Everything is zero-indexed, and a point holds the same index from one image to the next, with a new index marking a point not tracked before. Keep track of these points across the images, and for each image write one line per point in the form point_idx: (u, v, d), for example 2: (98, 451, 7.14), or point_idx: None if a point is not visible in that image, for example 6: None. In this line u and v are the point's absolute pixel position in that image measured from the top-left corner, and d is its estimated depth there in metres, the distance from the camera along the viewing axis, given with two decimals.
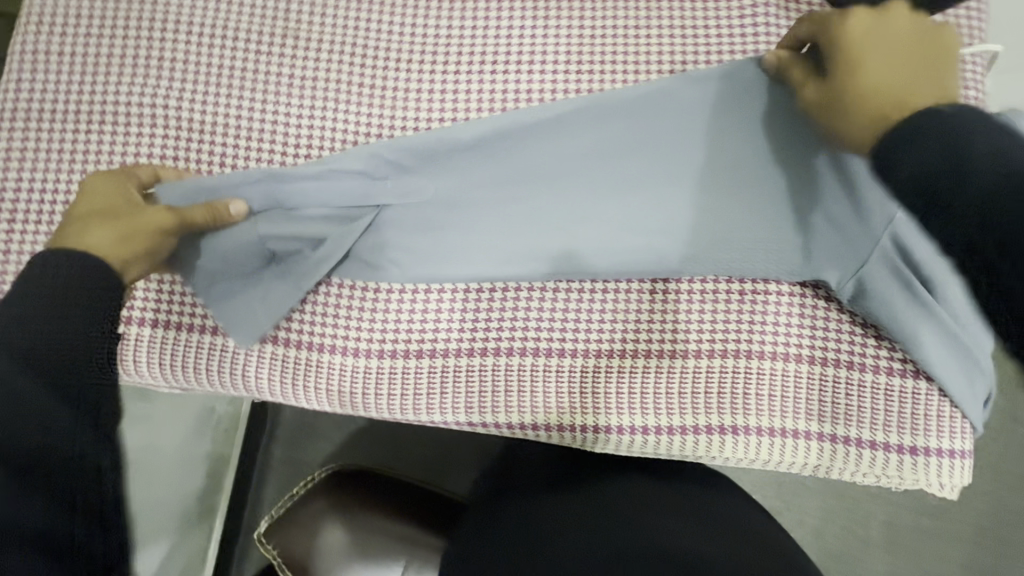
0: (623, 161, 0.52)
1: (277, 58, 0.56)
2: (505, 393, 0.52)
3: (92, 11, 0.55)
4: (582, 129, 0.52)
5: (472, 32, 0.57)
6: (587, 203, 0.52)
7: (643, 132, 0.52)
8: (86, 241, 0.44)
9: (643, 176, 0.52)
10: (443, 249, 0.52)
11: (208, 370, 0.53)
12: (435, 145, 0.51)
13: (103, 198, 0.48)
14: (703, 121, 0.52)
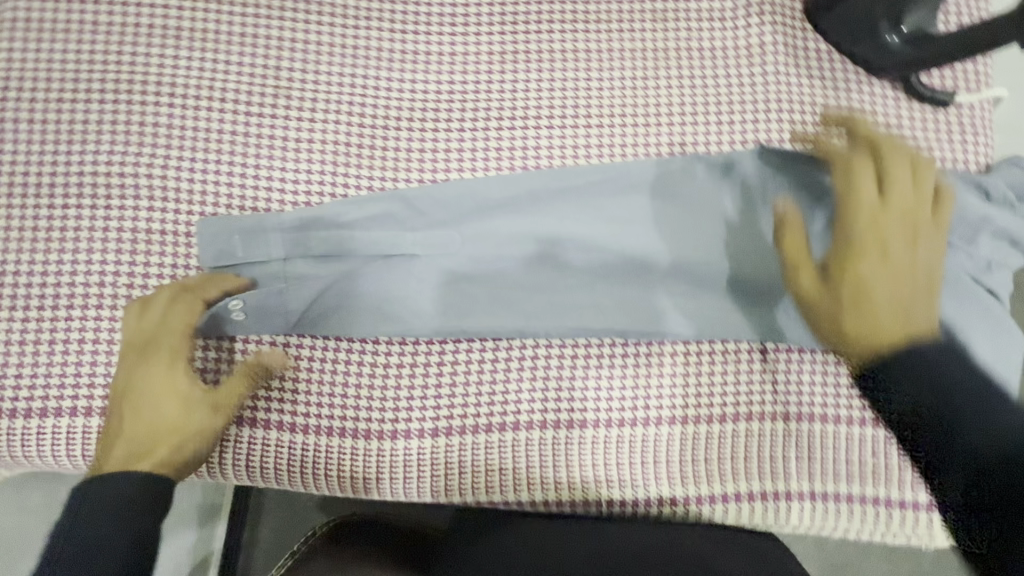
0: (638, 224, 0.51)
1: (267, 121, 0.52)
2: (526, 468, 0.51)
3: (63, 76, 0.51)
4: (600, 188, 0.51)
5: (472, 88, 0.54)
6: (598, 268, 0.51)
7: (660, 192, 0.51)
8: (144, 445, 0.44)
9: (655, 239, 0.51)
10: (457, 308, 0.50)
11: (212, 461, 0.50)
12: (459, 197, 0.50)
13: (153, 380, 0.45)
14: (724, 183, 0.51)
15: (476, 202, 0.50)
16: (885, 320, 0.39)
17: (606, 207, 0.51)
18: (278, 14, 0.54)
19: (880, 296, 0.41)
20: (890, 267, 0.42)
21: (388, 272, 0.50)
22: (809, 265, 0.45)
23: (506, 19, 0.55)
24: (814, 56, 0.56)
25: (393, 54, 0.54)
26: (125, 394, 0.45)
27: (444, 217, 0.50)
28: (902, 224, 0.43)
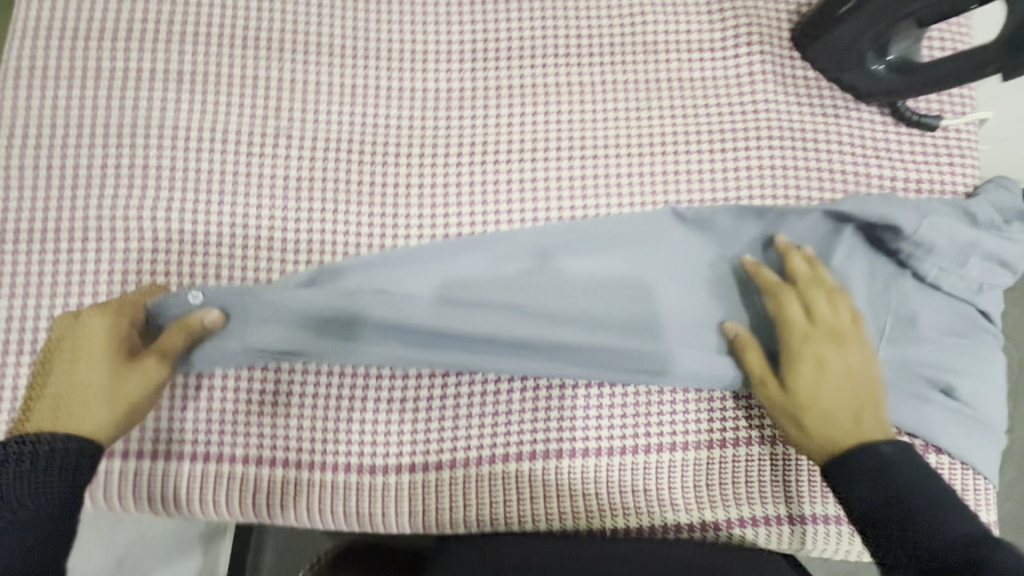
0: (626, 270, 0.52)
1: (269, 161, 0.53)
2: (531, 498, 0.52)
3: (67, 122, 0.52)
4: (590, 237, 0.53)
5: (470, 125, 0.56)
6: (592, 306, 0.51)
7: (648, 241, 0.53)
8: (72, 403, 0.44)
9: (643, 286, 0.52)
10: (457, 355, 0.50)
11: (219, 500, 0.51)
12: (462, 249, 0.52)
13: (91, 340, 0.46)
14: (707, 233, 0.53)
15: (478, 252, 0.52)
16: (839, 430, 0.46)
17: (596, 251, 0.53)
18: (279, 56, 0.55)
19: (831, 411, 0.47)
20: (835, 380, 0.48)
21: (391, 315, 0.49)
22: (771, 381, 0.49)
23: (501, 57, 0.57)
24: (803, 84, 0.57)
25: (391, 93, 0.56)
26: (64, 349, 0.46)
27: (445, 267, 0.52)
28: (834, 339, 0.49)
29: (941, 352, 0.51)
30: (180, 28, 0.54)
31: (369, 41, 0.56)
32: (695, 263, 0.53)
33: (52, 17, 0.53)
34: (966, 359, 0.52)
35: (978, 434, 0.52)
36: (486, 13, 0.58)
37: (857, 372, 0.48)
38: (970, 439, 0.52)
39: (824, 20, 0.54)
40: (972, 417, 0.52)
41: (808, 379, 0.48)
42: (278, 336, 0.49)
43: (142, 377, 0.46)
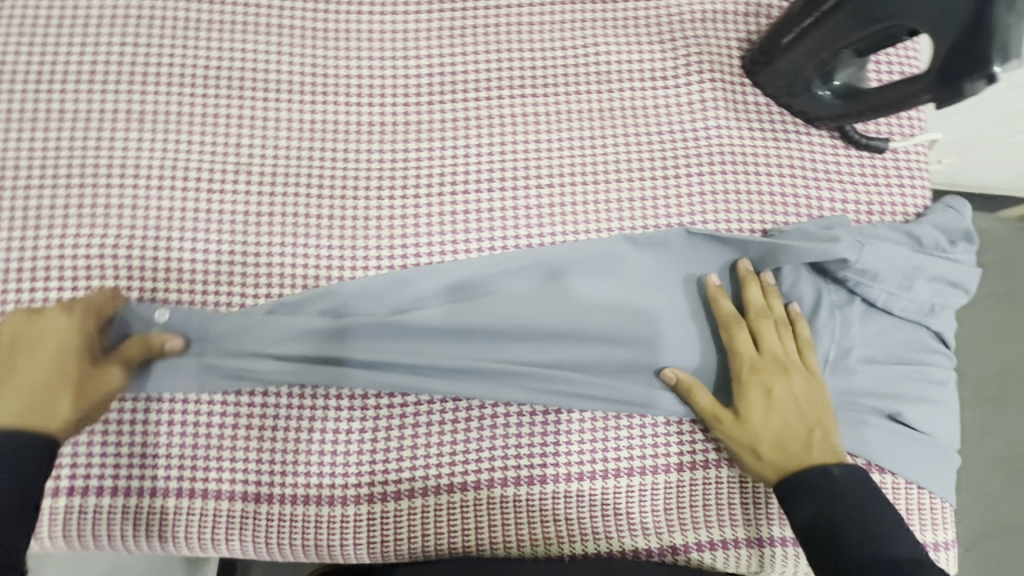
0: (576, 300, 0.53)
1: (228, 197, 0.55)
2: (488, 526, 0.53)
3: (29, 162, 0.53)
4: (540, 270, 0.54)
5: (427, 157, 0.57)
6: (556, 337, 0.53)
7: (597, 271, 0.54)
8: (29, 399, 0.43)
9: (592, 316, 0.53)
10: (415, 389, 0.51)
11: (180, 534, 0.52)
12: (421, 283, 0.53)
13: (48, 338, 0.46)
14: (657, 263, 0.54)
15: (435, 286, 0.53)
16: (792, 456, 0.48)
17: (550, 285, 0.54)
18: (239, 94, 0.57)
19: (781, 437, 0.49)
20: (784, 408, 0.50)
21: (356, 349, 0.51)
22: (726, 414, 0.50)
23: (457, 91, 0.58)
24: (754, 110, 0.58)
25: (348, 131, 0.57)
26: (15, 349, 0.45)
27: (402, 301, 0.53)
28: (781, 369, 0.50)
29: (882, 376, 0.53)
30: (142, 68, 0.56)
31: (329, 78, 0.58)
32: (654, 293, 0.54)
33: (16, 66, 0.55)
34: (908, 382, 0.53)
35: (925, 455, 0.53)
36: (441, 48, 0.59)
37: (807, 400, 0.50)
38: (916, 461, 0.52)
39: (771, 47, 0.54)
40: (918, 439, 0.53)
41: (758, 408, 0.50)
42: (256, 367, 0.51)
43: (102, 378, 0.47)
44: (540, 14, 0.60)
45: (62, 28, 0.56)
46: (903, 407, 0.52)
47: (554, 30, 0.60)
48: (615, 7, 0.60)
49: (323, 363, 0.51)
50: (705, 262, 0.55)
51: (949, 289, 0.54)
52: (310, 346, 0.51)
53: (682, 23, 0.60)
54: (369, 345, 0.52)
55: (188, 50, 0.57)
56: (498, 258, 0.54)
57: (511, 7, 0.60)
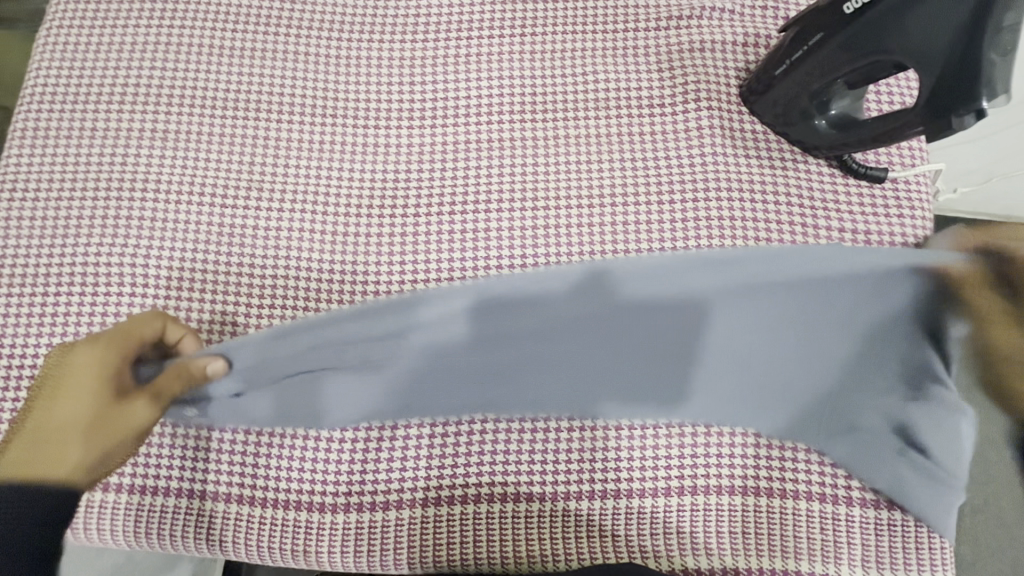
0: (608, 329, 0.44)
1: (239, 212, 0.58)
2: (475, 543, 0.53)
3: (62, 174, 0.59)
4: (565, 298, 0.42)
5: (427, 177, 0.59)
6: (580, 372, 0.48)
7: (637, 301, 0.42)
8: (55, 443, 0.46)
9: (625, 346, 0.45)
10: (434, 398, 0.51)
11: (177, 533, 0.53)
12: (410, 314, 0.43)
13: (84, 376, 0.48)
14: (718, 285, 0.42)
15: (428, 316, 0.43)
16: None
17: (578, 309, 0.42)
18: (254, 116, 0.61)
19: None
20: None
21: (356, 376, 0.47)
22: None
23: (458, 115, 0.61)
24: (751, 138, 0.59)
25: (354, 153, 0.60)
26: (58, 380, 0.49)
27: (388, 334, 0.43)
28: None
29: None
30: (167, 90, 0.61)
31: (338, 100, 0.61)
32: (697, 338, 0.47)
33: (63, 99, 0.61)
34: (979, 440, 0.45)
35: (936, 497, 0.49)
36: (446, 73, 0.62)
37: None
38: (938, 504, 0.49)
39: (766, 76, 0.55)
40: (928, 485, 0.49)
41: None
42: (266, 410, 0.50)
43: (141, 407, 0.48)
44: (542, 41, 0.62)
45: (101, 59, 0.62)
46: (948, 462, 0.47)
47: (553, 57, 0.62)
48: (615, 36, 0.62)
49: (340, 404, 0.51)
50: (772, 294, 0.42)
51: None
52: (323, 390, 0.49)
53: (680, 53, 0.61)
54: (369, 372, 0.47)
55: (209, 74, 0.61)
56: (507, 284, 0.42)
57: (514, 35, 0.63)
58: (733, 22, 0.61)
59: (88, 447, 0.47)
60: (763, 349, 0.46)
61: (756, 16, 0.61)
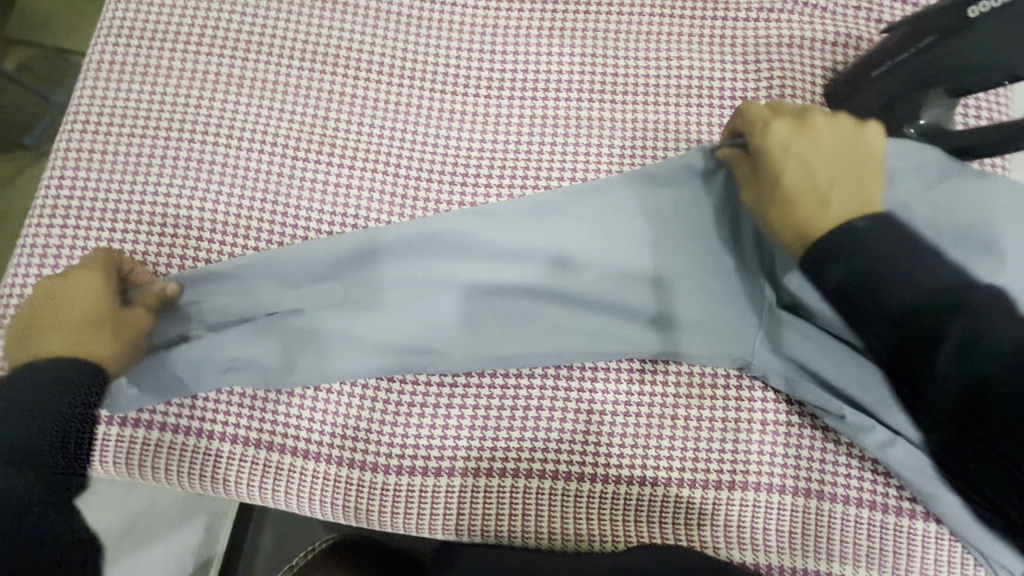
0: (547, 306, 0.55)
1: (312, 167, 0.58)
2: (522, 514, 0.53)
3: (137, 113, 0.58)
4: (482, 330, 0.54)
5: (501, 149, 0.59)
6: (571, 277, 0.55)
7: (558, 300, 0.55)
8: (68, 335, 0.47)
9: (575, 298, 0.54)
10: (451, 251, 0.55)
11: (227, 477, 0.54)
12: (360, 318, 0.54)
13: (64, 314, 0.48)
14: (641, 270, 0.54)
15: (380, 311, 0.54)
16: None
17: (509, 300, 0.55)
18: (332, 71, 0.60)
19: None
20: None
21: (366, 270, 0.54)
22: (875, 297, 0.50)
23: (537, 88, 0.60)
24: None
25: (430, 116, 0.60)
26: (44, 314, 0.49)
27: (358, 301, 0.54)
28: None
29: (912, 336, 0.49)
30: (248, 37, 0.60)
31: (419, 63, 0.61)
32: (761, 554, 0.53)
33: (142, 35, 0.60)
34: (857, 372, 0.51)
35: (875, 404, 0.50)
36: (528, 46, 0.61)
37: None
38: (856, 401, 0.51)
39: (856, 79, 0.55)
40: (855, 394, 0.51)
41: None
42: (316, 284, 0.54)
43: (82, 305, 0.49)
44: (628, 22, 0.61)
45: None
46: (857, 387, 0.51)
47: (637, 39, 0.61)
48: (704, 22, 0.61)
49: (465, 211, 0.55)
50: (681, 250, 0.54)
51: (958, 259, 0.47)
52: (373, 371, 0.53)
53: (766, 46, 0.60)
54: (358, 277, 0.54)
55: (291, 26, 0.61)
56: (433, 334, 0.54)
57: (599, 14, 0.62)
58: (824, 19, 0.60)
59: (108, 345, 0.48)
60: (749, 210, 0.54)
61: (848, 15, 0.60)
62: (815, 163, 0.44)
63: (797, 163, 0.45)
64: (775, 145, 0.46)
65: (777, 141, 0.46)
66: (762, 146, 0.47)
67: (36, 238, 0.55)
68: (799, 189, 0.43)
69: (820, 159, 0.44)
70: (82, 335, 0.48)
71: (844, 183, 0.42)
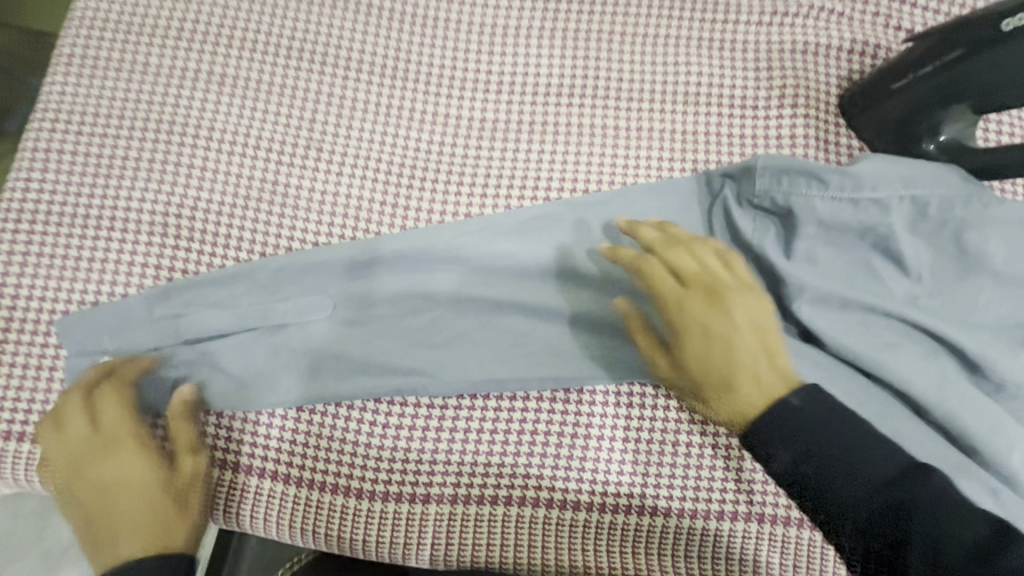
0: (543, 326, 0.52)
1: (297, 172, 0.55)
2: (516, 544, 0.51)
3: (110, 111, 0.54)
4: (474, 351, 0.51)
5: (498, 157, 0.56)
6: (567, 296, 0.52)
7: (554, 321, 0.52)
8: (132, 525, 0.43)
9: (572, 318, 0.52)
10: (442, 265, 0.52)
11: (205, 502, 0.51)
12: (346, 336, 0.51)
13: (113, 497, 0.44)
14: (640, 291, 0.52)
15: (370, 326, 0.51)
16: None
17: (504, 318, 0.52)
18: (320, 70, 0.56)
19: None
20: None
21: (354, 283, 0.51)
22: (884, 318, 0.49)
23: (536, 94, 0.57)
24: (846, 153, 0.55)
25: (422, 120, 0.56)
26: (92, 508, 0.44)
27: (346, 315, 0.51)
28: None
29: (918, 359, 0.48)
30: (230, 33, 0.56)
31: (412, 64, 0.57)
32: None
33: (116, 29, 0.56)
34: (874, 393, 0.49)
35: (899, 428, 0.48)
36: (528, 48, 0.58)
37: None
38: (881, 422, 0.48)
39: (875, 91, 0.52)
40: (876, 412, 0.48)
41: None
42: (295, 300, 0.50)
43: (128, 469, 0.45)
44: (634, 23, 0.58)
45: None
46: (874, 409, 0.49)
47: (644, 43, 0.58)
48: (714, 26, 0.58)
49: (456, 224, 0.52)
50: None
51: (899, 353, 0.48)
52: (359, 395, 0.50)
53: (779, 53, 0.57)
54: (341, 291, 0.51)
55: (277, 21, 0.57)
56: (423, 355, 0.51)
57: (604, 15, 0.58)
58: (840, 25, 0.57)
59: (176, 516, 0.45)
60: (760, 225, 0.51)
61: (866, 22, 0.57)
62: (718, 335, 0.44)
63: (704, 332, 0.45)
64: (683, 310, 0.46)
65: (687, 305, 0.46)
66: (668, 307, 0.46)
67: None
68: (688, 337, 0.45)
69: (727, 326, 0.44)
70: (140, 522, 0.43)
71: (741, 359, 0.43)
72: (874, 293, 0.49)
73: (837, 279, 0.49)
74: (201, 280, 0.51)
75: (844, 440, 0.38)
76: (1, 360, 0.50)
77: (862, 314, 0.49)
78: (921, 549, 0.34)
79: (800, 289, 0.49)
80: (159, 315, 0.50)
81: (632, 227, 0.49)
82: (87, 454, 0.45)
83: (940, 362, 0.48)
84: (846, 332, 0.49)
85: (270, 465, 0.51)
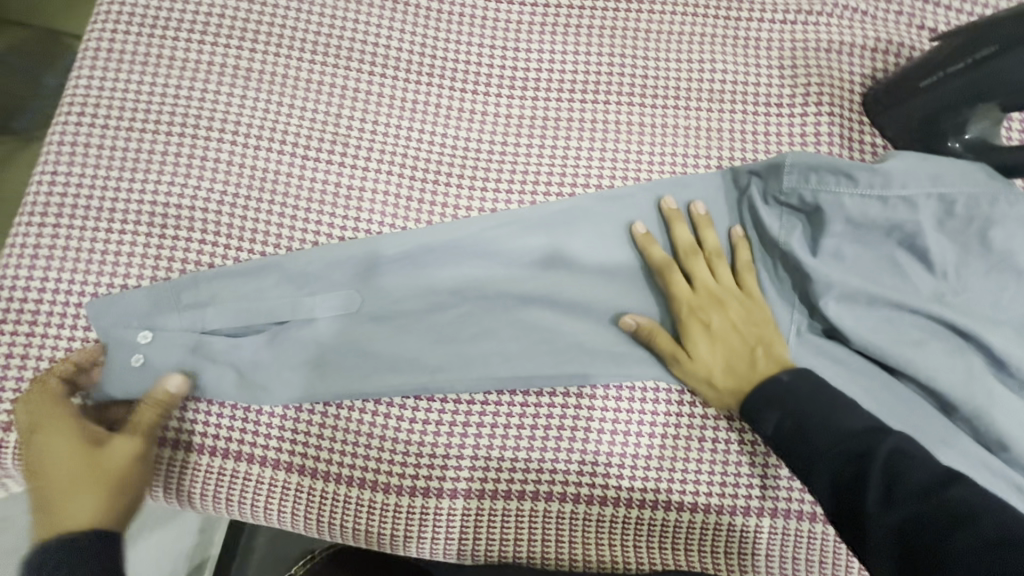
0: (568, 321, 0.52)
1: (323, 167, 0.54)
2: (541, 539, 0.52)
3: (136, 105, 0.54)
4: (500, 346, 0.51)
5: (524, 153, 0.56)
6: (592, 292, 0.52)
7: (579, 317, 0.52)
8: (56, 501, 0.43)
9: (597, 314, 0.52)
10: (469, 260, 0.52)
11: (231, 497, 0.51)
12: (373, 331, 0.51)
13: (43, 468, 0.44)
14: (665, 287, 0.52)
15: (396, 321, 0.51)
16: None
17: (530, 312, 0.52)
18: (345, 65, 0.57)
19: None
20: None
21: (381, 277, 0.51)
22: (911, 315, 0.49)
23: (561, 90, 0.57)
24: (870, 150, 0.55)
25: (448, 116, 0.56)
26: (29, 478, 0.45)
27: (372, 310, 0.51)
28: None
29: (945, 356, 0.48)
30: (256, 27, 0.56)
31: (437, 60, 0.57)
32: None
33: (142, 22, 0.56)
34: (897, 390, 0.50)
35: (924, 425, 0.48)
36: (553, 44, 0.58)
37: None
38: (906, 417, 0.49)
39: (901, 88, 0.52)
40: (899, 407, 0.49)
41: None
42: (322, 295, 0.50)
43: (51, 449, 0.44)
44: (659, 21, 0.58)
45: None
46: (898, 404, 0.49)
47: (670, 40, 0.58)
48: (738, 24, 0.58)
49: (484, 218, 0.52)
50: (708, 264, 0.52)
51: (927, 351, 0.48)
52: (384, 392, 0.50)
53: (804, 51, 0.57)
54: (368, 285, 0.51)
55: (303, 16, 0.57)
56: (450, 350, 0.51)
57: (629, 13, 0.59)
58: (863, 24, 0.57)
59: (95, 495, 0.43)
60: (786, 222, 0.51)
61: (889, 21, 0.57)
62: (724, 334, 0.48)
63: (710, 332, 0.49)
64: (695, 313, 0.49)
65: (697, 308, 0.49)
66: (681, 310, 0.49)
67: (26, 239, 0.51)
68: (701, 329, 0.49)
69: (730, 328, 0.49)
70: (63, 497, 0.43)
71: (742, 356, 0.48)
72: (901, 290, 0.49)
73: (864, 276, 0.50)
74: (225, 274, 0.50)
75: (824, 410, 0.41)
76: (27, 353, 0.50)
77: (889, 310, 0.49)
78: (880, 485, 0.37)
79: (828, 286, 0.49)
80: (184, 308, 0.50)
81: (647, 241, 0.51)
82: (29, 432, 0.45)
83: (969, 359, 0.48)
84: (871, 329, 0.49)
85: (295, 461, 0.51)
